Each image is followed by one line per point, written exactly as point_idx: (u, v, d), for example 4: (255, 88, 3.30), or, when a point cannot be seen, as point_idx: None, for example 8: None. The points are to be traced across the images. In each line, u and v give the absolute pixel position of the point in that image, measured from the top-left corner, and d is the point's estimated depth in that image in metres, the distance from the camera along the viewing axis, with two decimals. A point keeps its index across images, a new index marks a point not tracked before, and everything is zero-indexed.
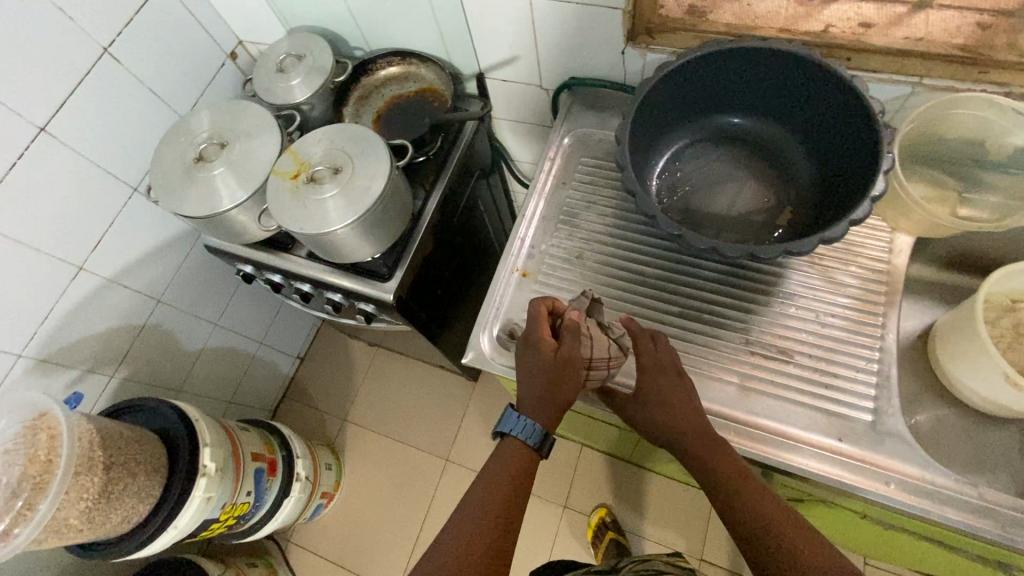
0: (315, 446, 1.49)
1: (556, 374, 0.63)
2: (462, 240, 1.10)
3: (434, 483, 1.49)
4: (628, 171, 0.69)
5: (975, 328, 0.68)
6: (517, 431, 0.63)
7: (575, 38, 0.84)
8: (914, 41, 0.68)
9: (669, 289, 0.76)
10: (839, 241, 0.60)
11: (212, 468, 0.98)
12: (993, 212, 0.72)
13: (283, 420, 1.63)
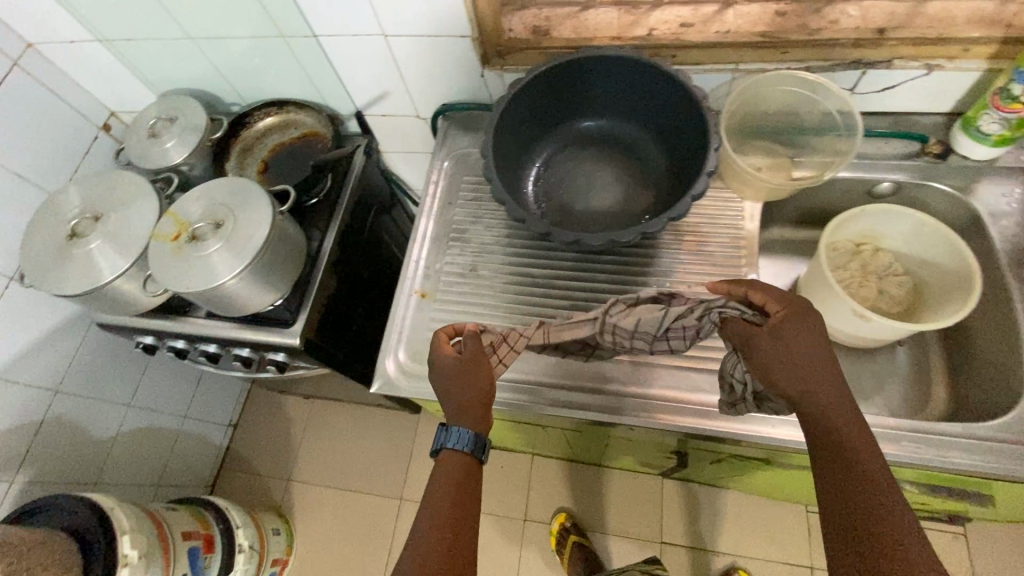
0: (260, 512, 1.42)
1: (465, 375, 0.64)
2: (370, 275, 1.11)
3: (391, 525, 1.45)
4: (497, 184, 0.73)
5: (824, 273, 0.76)
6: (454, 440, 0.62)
7: (436, 67, 0.88)
8: (723, 34, 0.78)
9: (560, 286, 0.81)
10: (685, 216, 0.67)
11: (134, 556, 0.93)
12: (819, 168, 0.82)
13: (223, 493, 1.54)
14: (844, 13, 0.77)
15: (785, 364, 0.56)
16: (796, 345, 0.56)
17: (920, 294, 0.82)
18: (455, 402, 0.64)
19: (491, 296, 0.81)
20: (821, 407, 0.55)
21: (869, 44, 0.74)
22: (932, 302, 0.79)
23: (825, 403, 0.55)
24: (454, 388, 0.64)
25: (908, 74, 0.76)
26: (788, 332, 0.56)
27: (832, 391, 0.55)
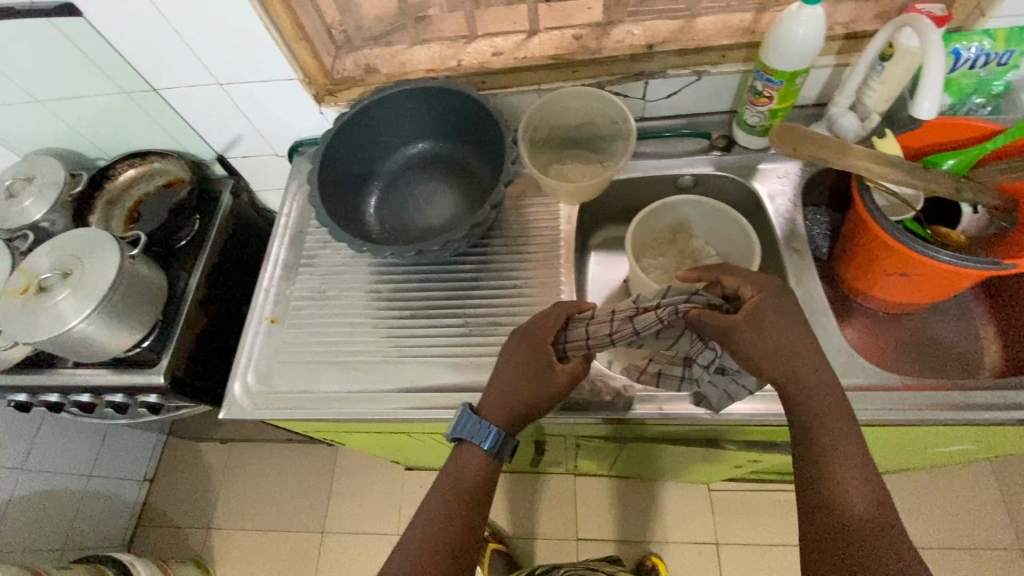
0: (175, 564, 1.40)
1: (532, 377, 0.68)
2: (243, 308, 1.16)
3: (314, 558, 1.45)
4: (322, 208, 0.80)
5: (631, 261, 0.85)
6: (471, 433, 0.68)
7: (276, 109, 0.95)
8: (522, 59, 0.87)
9: (402, 297, 0.86)
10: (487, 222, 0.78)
11: None
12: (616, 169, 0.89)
13: (140, 549, 1.51)
14: (629, 32, 0.87)
15: (763, 353, 0.62)
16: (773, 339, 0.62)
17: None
18: (505, 390, 0.69)
19: (338, 315, 0.85)
20: (806, 395, 0.62)
21: (643, 58, 0.84)
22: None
23: (810, 390, 0.62)
24: (515, 391, 0.69)
25: (684, 80, 0.86)
26: (766, 322, 0.62)
27: (817, 378, 0.62)
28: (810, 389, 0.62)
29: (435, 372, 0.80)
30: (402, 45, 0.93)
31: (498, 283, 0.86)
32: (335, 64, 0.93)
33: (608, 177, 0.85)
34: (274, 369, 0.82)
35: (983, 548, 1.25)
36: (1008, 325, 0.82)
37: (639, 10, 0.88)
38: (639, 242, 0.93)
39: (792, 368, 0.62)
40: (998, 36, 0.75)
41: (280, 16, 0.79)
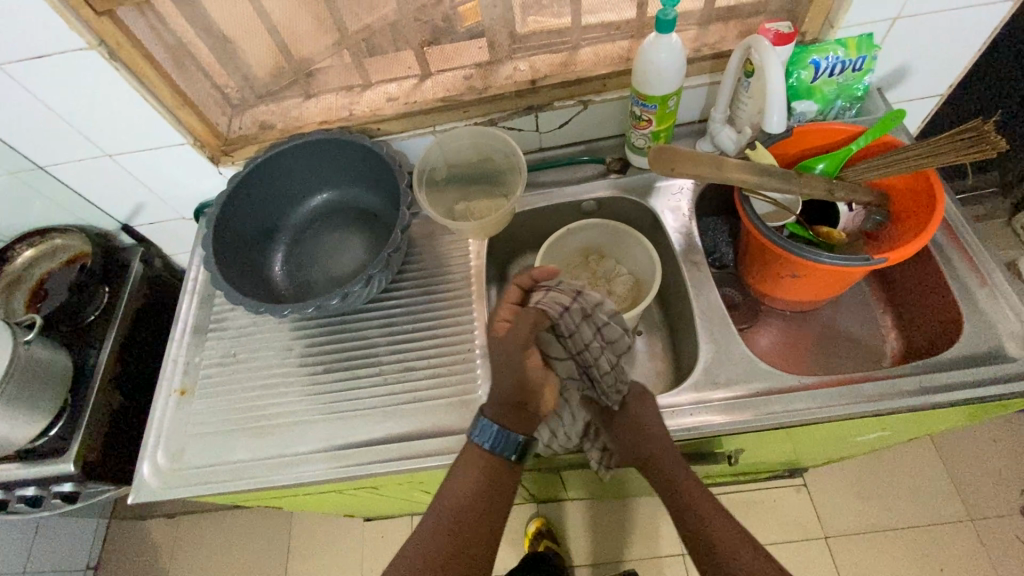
0: None
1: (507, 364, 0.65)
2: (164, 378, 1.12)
3: None
4: (218, 274, 0.79)
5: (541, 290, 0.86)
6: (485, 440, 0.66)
7: (174, 175, 0.94)
8: (413, 104, 0.89)
9: (315, 350, 0.84)
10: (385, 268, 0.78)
11: None
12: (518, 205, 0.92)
13: None
14: (515, 69, 0.91)
15: (619, 422, 0.73)
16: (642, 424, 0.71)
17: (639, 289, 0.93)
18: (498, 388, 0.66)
19: (250, 377, 0.83)
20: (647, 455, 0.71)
21: (528, 93, 0.87)
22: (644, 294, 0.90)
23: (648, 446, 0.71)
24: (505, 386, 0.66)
25: (571, 110, 0.89)
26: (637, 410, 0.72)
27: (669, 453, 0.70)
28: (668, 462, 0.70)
29: (351, 424, 0.77)
30: (298, 101, 0.93)
31: (416, 324, 0.84)
32: (231, 124, 0.93)
33: (507, 212, 0.87)
34: (184, 444, 0.79)
35: (933, 524, 1.28)
36: (903, 313, 0.86)
37: (523, 47, 0.91)
38: (551, 270, 0.94)
39: (633, 432, 0.72)
40: (847, 44, 0.80)
41: (159, 85, 0.79)
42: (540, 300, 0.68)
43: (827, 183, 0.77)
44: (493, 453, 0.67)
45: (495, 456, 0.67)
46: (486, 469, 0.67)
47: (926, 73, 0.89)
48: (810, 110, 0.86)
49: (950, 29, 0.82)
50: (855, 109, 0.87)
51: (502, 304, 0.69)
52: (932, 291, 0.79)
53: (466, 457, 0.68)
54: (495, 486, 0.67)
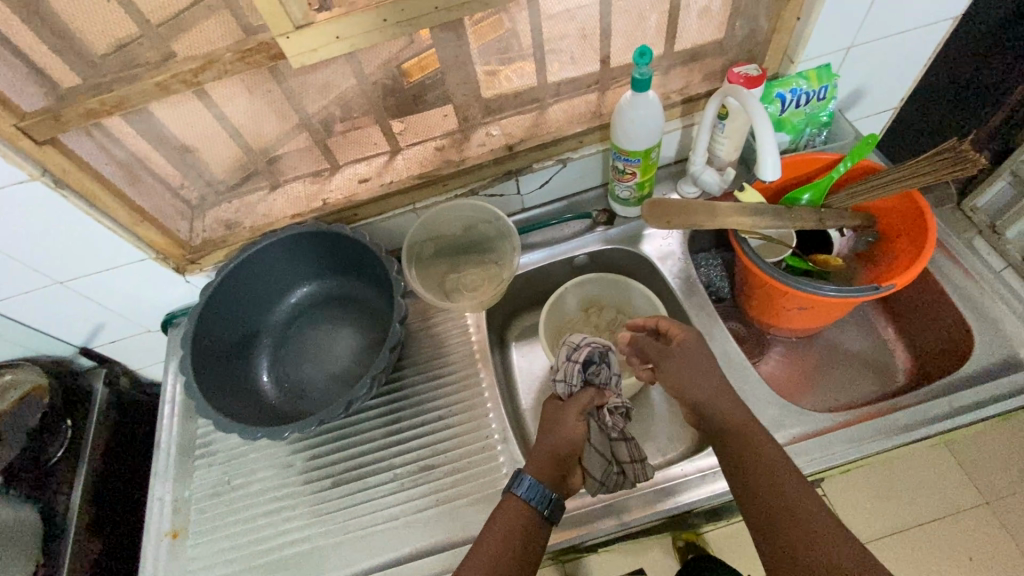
0: None
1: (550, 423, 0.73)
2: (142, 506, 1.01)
3: None
4: (203, 400, 0.72)
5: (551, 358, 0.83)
6: (525, 490, 0.65)
7: (136, 291, 0.86)
8: (388, 184, 0.86)
9: (318, 462, 0.77)
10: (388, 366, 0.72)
11: None
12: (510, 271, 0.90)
13: None
14: (488, 134, 0.89)
15: (685, 380, 0.70)
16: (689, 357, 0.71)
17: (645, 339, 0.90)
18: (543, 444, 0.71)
19: (251, 505, 0.75)
20: (728, 434, 0.65)
21: (506, 158, 0.85)
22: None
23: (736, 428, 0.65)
24: (548, 443, 0.70)
25: (551, 170, 0.88)
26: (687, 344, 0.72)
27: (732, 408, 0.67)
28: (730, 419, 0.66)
29: (372, 543, 0.71)
30: (262, 194, 0.88)
31: (425, 416, 0.79)
32: (192, 228, 0.86)
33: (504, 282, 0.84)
34: None
35: (956, 512, 1.29)
36: (905, 327, 0.87)
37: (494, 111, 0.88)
38: (552, 332, 0.91)
39: (712, 398, 0.68)
40: (810, 75, 0.82)
41: (112, 205, 0.72)
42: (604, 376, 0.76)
43: (819, 214, 0.77)
44: (527, 506, 0.64)
45: (529, 512, 0.64)
46: (517, 524, 0.63)
47: (881, 91, 0.93)
48: (782, 141, 0.88)
49: (899, 50, 0.85)
50: (824, 134, 0.89)
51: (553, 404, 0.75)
52: (934, 304, 0.80)
53: (499, 511, 0.65)
54: (524, 539, 0.62)
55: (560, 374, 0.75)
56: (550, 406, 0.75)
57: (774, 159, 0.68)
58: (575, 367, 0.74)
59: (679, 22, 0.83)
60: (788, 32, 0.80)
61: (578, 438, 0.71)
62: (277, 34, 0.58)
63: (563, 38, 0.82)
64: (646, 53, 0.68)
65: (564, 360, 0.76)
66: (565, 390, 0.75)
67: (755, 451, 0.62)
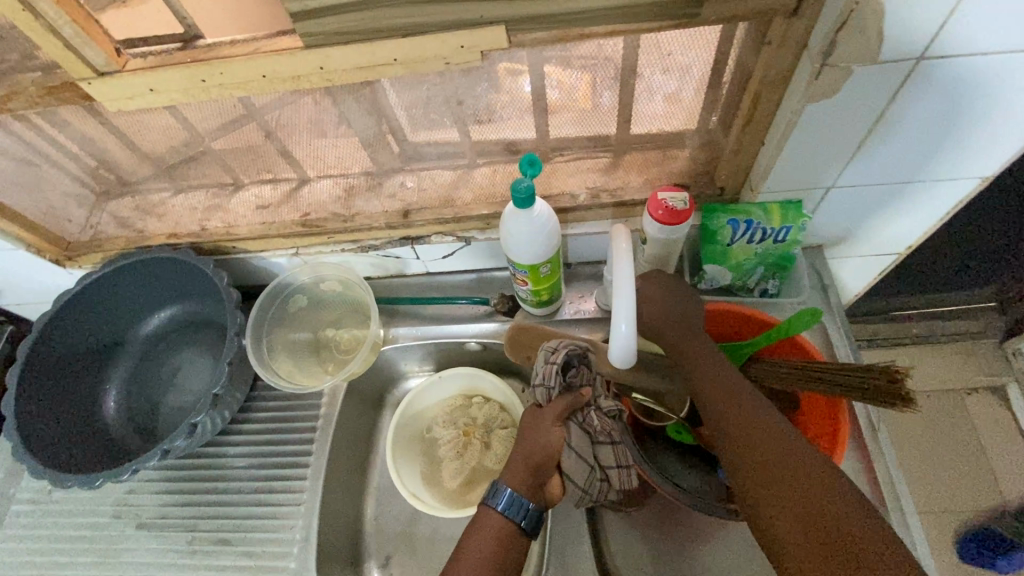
0: None
1: (526, 429, 0.62)
2: None
3: None
4: (16, 421, 0.71)
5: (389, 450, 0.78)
6: (504, 505, 0.56)
7: (22, 274, 0.85)
8: (273, 224, 0.79)
9: (131, 501, 0.75)
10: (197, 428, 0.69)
11: None
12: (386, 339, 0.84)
13: None
14: (402, 186, 0.77)
15: (652, 309, 0.64)
16: (669, 293, 0.65)
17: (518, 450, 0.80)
18: (515, 452, 0.61)
19: (59, 527, 0.75)
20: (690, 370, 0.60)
21: (401, 226, 0.77)
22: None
23: (697, 367, 0.59)
24: (527, 446, 0.61)
25: (452, 245, 0.80)
26: (666, 285, 0.65)
27: (694, 343, 0.61)
28: (694, 356, 0.60)
29: None
30: (153, 198, 0.80)
31: (241, 483, 0.75)
32: (80, 225, 0.83)
33: (358, 364, 0.77)
34: None
35: None
36: None
37: (414, 158, 0.75)
38: (422, 413, 0.85)
39: (670, 332, 0.63)
40: (770, 211, 0.66)
41: None
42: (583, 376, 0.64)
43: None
44: (505, 520, 0.56)
45: (509, 526, 0.56)
46: (498, 537, 0.55)
47: (872, 240, 0.75)
48: (723, 276, 0.73)
49: (900, 202, 0.67)
50: (780, 278, 0.73)
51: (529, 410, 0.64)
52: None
53: (475, 525, 0.56)
54: (506, 555, 0.54)
55: (538, 378, 0.63)
56: (529, 415, 0.64)
57: (623, 348, 0.54)
58: (557, 374, 0.62)
59: (633, 109, 0.67)
60: (751, 155, 0.65)
61: (554, 445, 0.61)
62: (78, 78, 0.51)
63: (494, 99, 0.64)
64: (535, 163, 0.57)
65: (543, 364, 0.64)
66: (544, 397, 0.63)
67: (724, 397, 0.55)
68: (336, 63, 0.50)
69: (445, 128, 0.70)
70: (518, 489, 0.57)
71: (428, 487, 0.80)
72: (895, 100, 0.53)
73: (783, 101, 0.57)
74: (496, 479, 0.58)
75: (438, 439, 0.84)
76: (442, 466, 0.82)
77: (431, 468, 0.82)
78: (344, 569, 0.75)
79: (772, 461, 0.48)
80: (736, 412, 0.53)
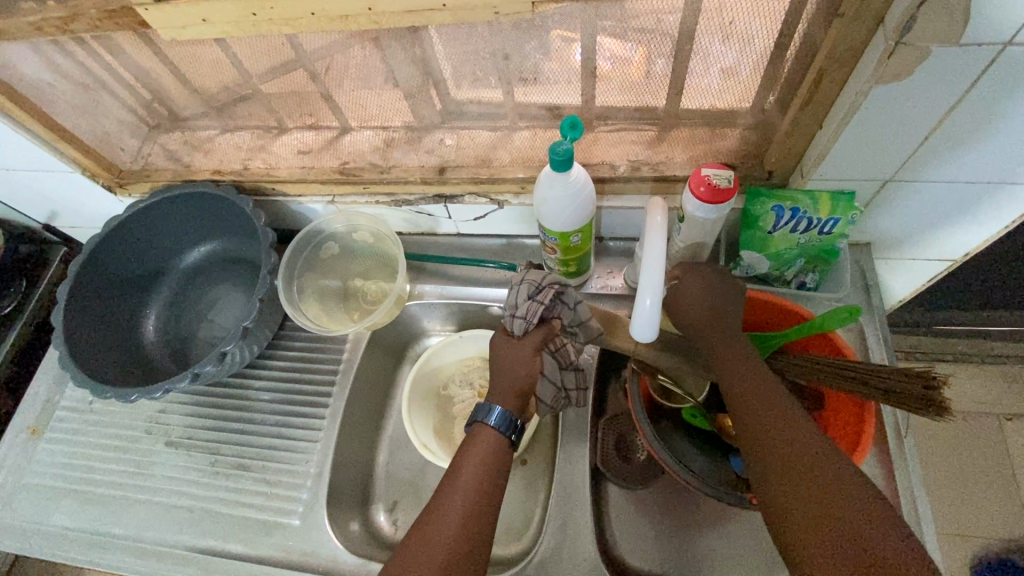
0: None
1: (510, 357, 0.61)
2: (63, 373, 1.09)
3: None
4: (63, 333, 0.75)
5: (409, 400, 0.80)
6: (494, 420, 0.57)
7: (75, 196, 0.89)
8: (311, 170, 0.80)
9: (162, 420, 0.80)
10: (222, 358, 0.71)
11: None
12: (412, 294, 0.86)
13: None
14: (441, 142, 0.77)
15: (685, 304, 0.60)
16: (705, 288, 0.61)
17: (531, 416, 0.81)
18: (498, 377, 0.61)
19: (97, 435, 0.80)
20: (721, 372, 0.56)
21: (436, 182, 0.77)
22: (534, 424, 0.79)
23: (729, 369, 0.55)
24: (515, 374, 0.60)
25: (484, 208, 0.79)
26: (702, 279, 0.61)
27: (728, 344, 0.57)
28: (726, 358, 0.56)
29: (169, 518, 0.73)
30: (201, 134, 0.82)
31: (264, 416, 0.78)
32: (131, 153, 0.86)
33: (381, 315, 0.78)
34: (16, 496, 0.78)
35: None
36: None
37: (456, 116, 0.75)
38: (442, 370, 0.86)
39: (702, 329, 0.59)
40: (819, 199, 0.63)
41: (28, 121, 0.73)
42: (557, 306, 0.62)
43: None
44: (497, 437, 0.57)
45: (499, 443, 0.57)
46: (490, 456, 0.56)
47: (926, 243, 0.71)
48: (760, 264, 0.70)
49: (963, 204, 0.63)
50: (820, 273, 0.70)
51: (502, 339, 0.62)
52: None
53: (468, 449, 0.56)
54: (500, 470, 0.55)
55: (520, 310, 0.61)
56: (503, 345, 0.62)
57: (648, 321, 0.53)
58: (541, 308, 0.61)
59: (686, 80, 0.64)
60: (805, 139, 0.61)
61: (536, 371, 0.61)
62: (136, 4, 0.53)
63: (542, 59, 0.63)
64: (576, 126, 0.56)
65: (526, 298, 0.61)
66: (522, 328, 0.61)
67: (758, 406, 0.51)
68: (384, 9, 0.52)
69: (490, 85, 0.69)
70: (509, 409, 0.58)
71: (439, 441, 0.82)
72: (976, 87, 0.49)
73: (849, 80, 0.53)
74: (486, 401, 0.59)
75: (455, 396, 0.86)
76: (456, 422, 0.84)
77: (444, 423, 0.84)
78: (352, 508, 0.78)
79: (806, 489, 0.45)
80: (772, 426, 0.49)
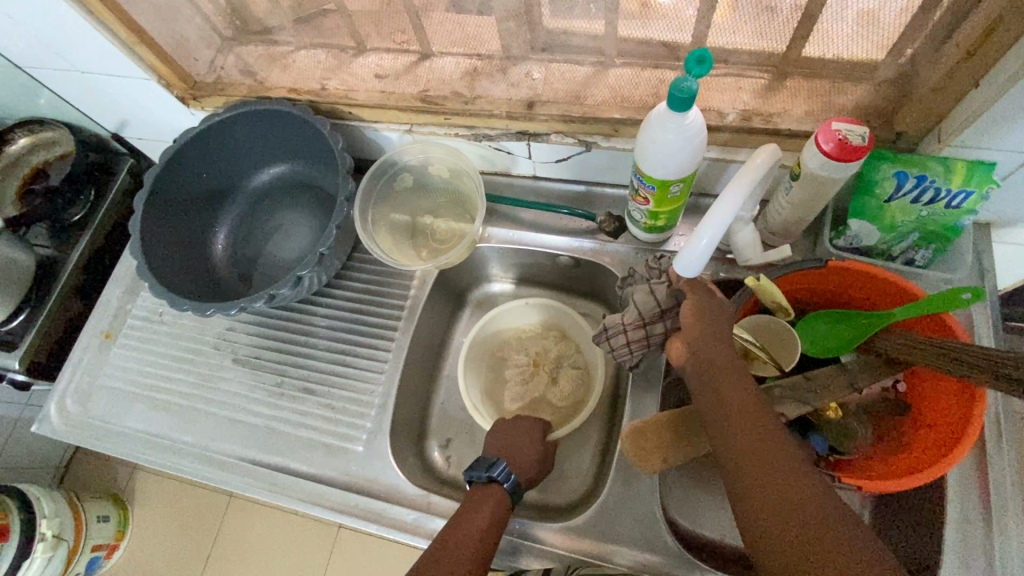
0: (86, 497, 1.30)
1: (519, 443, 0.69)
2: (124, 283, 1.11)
3: (218, 519, 1.34)
4: (141, 242, 0.75)
5: (468, 366, 0.80)
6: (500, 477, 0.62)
7: (148, 105, 0.86)
8: (389, 93, 0.75)
9: (227, 337, 0.81)
10: (286, 290, 0.71)
11: (50, 533, 1.14)
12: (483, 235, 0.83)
13: (73, 480, 1.41)
14: (529, 75, 0.71)
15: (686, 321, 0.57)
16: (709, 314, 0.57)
17: (588, 390, 0.80)
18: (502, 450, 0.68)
19: (168, 347, 0.82)
20: (706, 388, 0.53)
21: (521, 117, 0.71)
22: (582, 410, 0.77)
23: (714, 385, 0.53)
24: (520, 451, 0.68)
25: (570, 149, 0.73)
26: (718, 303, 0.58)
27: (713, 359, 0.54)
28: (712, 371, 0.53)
29: (235, 432, 0.75)
30: (281, 49, 0.79)
31: (328, 343, 0.78)
32: (207, 63, 0.82)
33: (454, 255, 0.76)
34: (94, 397, 0.81)
35: None
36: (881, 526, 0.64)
37: (552, 45, 0.69)
38: (501, 333, 0.85)
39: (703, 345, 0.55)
40: (954, 169, 0.57)
41: (110, 20, 0.70)
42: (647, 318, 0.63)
43: (849, 369, 0.60)
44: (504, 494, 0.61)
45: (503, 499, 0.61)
46: (500, 507, 0.59)
47: None
48: (868, 235, 0.64)
49: None
50: (934, 250, 0.65)
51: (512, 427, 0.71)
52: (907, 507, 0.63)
53: (483, 496, 0.60)
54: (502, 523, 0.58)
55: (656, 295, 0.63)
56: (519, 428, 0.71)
57: (694, 259, 0.54)
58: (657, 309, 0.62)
59: (821, 22, 0.58)
60: (954, 98, 0.55)
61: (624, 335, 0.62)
62: None
63: None
64: (705, 61, 0.49)
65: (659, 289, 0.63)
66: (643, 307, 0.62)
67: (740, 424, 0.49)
68: None
69: (594, 14, 0.64)
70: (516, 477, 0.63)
71: (490, 400, 0.81)
72: None
73: None
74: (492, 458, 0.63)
75: (510, 361, 0.83)
76: (505, 387, 0.82)
77: (494, 384, 0.82)
78: (409, 442, 0.78)
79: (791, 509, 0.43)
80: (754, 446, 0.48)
